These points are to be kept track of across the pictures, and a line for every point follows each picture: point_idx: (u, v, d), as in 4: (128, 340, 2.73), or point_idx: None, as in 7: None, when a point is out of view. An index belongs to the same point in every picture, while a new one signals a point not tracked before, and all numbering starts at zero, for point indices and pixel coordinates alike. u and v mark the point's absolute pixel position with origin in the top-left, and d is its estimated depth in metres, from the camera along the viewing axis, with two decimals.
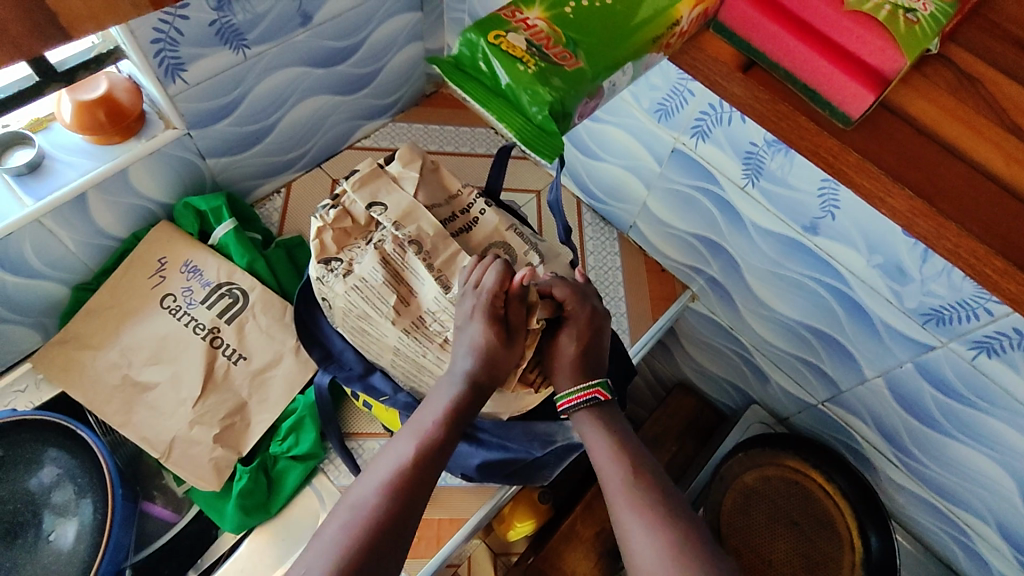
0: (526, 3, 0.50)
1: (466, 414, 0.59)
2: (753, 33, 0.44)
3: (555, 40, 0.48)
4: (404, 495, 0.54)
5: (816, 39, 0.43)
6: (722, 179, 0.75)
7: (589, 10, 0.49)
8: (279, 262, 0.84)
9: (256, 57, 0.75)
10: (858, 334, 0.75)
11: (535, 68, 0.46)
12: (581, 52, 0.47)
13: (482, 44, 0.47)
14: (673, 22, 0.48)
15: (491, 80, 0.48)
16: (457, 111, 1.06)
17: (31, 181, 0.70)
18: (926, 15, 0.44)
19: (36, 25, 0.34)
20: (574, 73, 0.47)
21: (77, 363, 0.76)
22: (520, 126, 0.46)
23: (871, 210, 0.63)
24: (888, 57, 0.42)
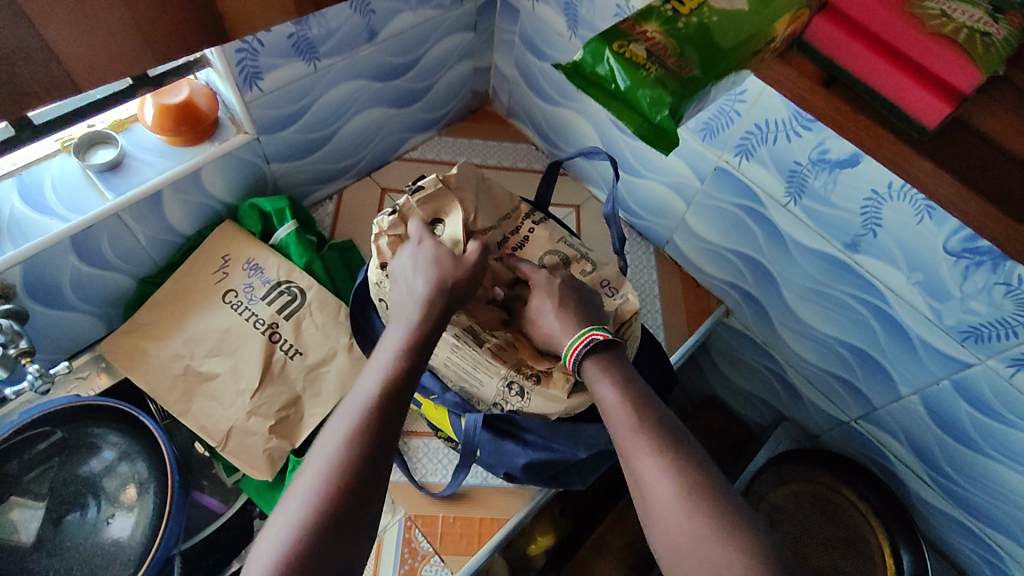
0: (644, 17, 0.48)
1: (414, 366, 0.56)
2: (838, 51, 0.43)
3: (670, 50, 0.46)
4: (362, 461, 0.49)
5: (897, 59, 0.41)
6: (765, 197, 0.79)
7: (703, 23, 0.47)
8: (335, 264, 0.89)
9: (325, 69, 0.80)
10: (896, 351, 0.77)
11: (656, 74, 0.45)
12: (698, 61, 0.46)
13: (606, 52, 0.46)
14: (770, 39, 0.46)
15: (609, 86, 0.47)
16: (499, 127, 1.10)
17: (112, 178, 0.75)
18: (1001, 38, 0.41)
19: (205, 24, 0.41)
20: (691, 79, 0.45)
21: (142, 352, 0.79)
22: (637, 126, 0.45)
23: (914, 227, 0.66)
24: (967, 74, 0.40)
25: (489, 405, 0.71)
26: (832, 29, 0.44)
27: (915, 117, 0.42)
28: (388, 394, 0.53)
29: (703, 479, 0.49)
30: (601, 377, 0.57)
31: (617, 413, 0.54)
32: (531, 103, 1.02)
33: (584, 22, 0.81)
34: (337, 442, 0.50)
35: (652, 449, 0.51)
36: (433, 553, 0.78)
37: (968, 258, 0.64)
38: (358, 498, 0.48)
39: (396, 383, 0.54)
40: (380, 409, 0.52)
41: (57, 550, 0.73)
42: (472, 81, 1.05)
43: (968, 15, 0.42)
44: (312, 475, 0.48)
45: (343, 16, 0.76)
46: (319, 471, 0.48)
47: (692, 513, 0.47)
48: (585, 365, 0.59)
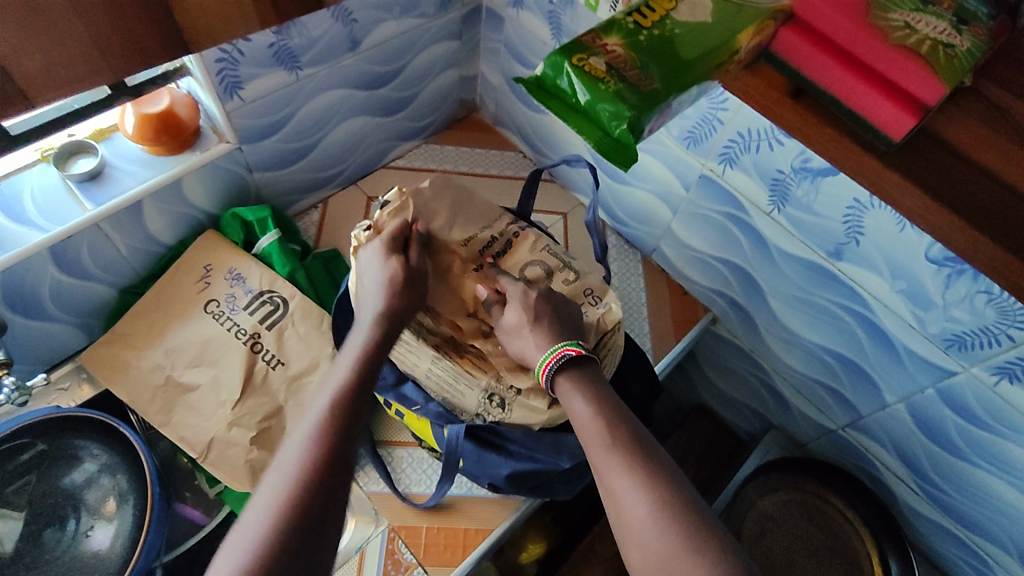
0: (606, 30, 0.48)
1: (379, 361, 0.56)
2: (805, 62, 0.43)
3: (630, 63, 0.46)
4: (338, 447, 0.48)
5: (864, 70, 0.41)
6: (749, 205, 0.79)
7: (665, 36, 0.48)
8: (319, 274, 0.88)
9: (307, 78, 0.80)
10: (881, 360, 0.77)
11: (614, 87, 0.45)
12: (657, 74, 0.46)
13: (566, 66, 0.46)
14: (734, 49, 0.46)
15: (571, 100, 0.47)
16: (486, 135, 1.10)
17: (92, 188, 0.74)
18: (963, 50, 0.41)
19: (166, 34, 0.41)
20: (650, 93, 0.45)
21: (122, 362, 0.79)
22: (597, 139, 0.45)
23: (896, 235, 0.66)
24: (927, 85, 0.39)
25: (472, 416, 0.71)
26: (796, 41, 0.43)
27: (877, 127, 0.41)
28: (357, 385, 0.52)
29: (673, 492, 0.48)
30: (572, 392, 0.57)
31: (589, 428, 0.54)
32: (517, 111, 1.02)
33: (567, 31, 0.81)
34: (311, 430, 0.48)
35: (623, 461, 0.51)
36: (417, 564, 0.77)
37: (949, 266, 0.63)
38: (336, 478, 0.46)
39: (364, 376, 0.54)
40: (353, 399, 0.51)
41: (36, 564, 0.71)
42: (458, 89, 1.05)
43: (932, 26, 0.41)
44: (290, 456, 0.47)
45: (324, 25, 0.76)
46: (296, 458, 0.46)
47: (666, 525, 0.47)
48: (558, 380, 0.59)
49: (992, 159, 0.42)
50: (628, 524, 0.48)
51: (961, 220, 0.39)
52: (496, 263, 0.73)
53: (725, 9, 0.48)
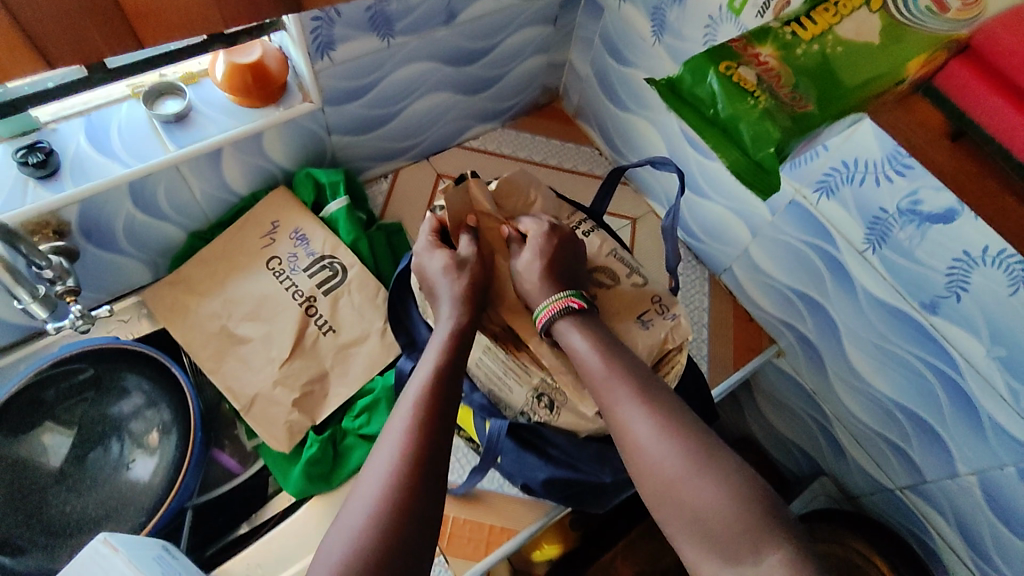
0: (760, 38, 0.47)
1: (451, 385, 0.55)
2: (970, 101, 0.38)
3: (781, 79, 0.45)
4: (416, 476, 0.48)
5: None
6: (841, 240, 0.73)
7: (817, 54, 0.44)
8: (380, 245, 0.87)
9: (398, 46, 0.78)
10: (960, 427, 0.71)
11: (762, 104, 0.44)
12: (812, 96, 0.44)
13: (712, 76, 0.46)
14: (896, 81, 0.42)
15: (711, 112, 0.48)
16: (566, 128, 1.07)
17: (176, 130, 0.75)
18: None
19: None
20: (802, 116, 0.44)
21: (182, 306, 0.80)
22: (736, 160, 0.46)
23: (1004, 297, 0.60)
24: None
25: (516, 413, 0.68)
26: (968, 75, 0.38)
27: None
28: (433, 391, 0.53)
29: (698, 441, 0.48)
30: (576, 334, 0.58)
31: (623, 397, 0.52)
32: (603, 107, 0.99)
33: (671, 30, 0.77)
34: (390, 452, 0.49)
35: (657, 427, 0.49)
36: (439, 552, 0.76)
37: None
38: (428, 485, 0.48)
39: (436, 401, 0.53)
40: (427, 425, 0.51)
41: (78, 487, 0.74)
42: (545, 76, 1.02)
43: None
44: (381, 466, 0.48)
45: None
46: (386, 466, 0.48)
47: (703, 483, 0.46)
48: (558, 326, 0.59)
49: None
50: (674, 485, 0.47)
51: None
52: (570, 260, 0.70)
53: (891, 30, 0.43)
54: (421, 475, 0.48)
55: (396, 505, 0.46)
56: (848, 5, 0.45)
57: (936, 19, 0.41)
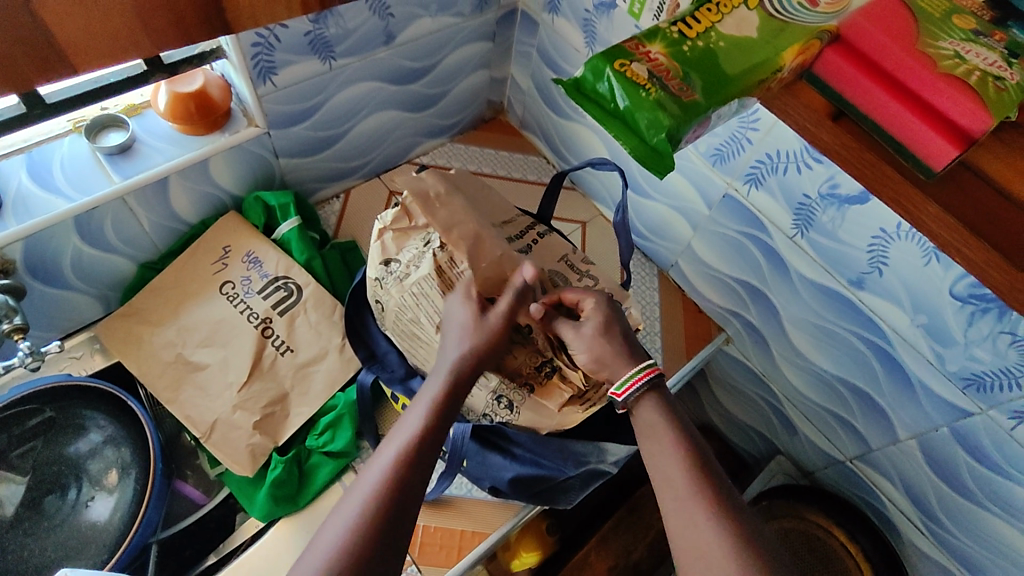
0: (649, 36, 0.50)
1: (415, 481, 0.50)
2: (846, 84, 0.42)
3: (672, 71, 0.48)
4: (397, 508, 0.49)
5: (907, 95, 0.40)
6: (772, 228, 0.78)
7: (705, 49, 0.48)
8: (335, 263, 0.88)
9: (339, 68, 0.80)
10: (895, 393, 0.76)
11: (654, 96, 0.46)
12: (698, 85, 0.47)
13: (608, 69, 0.48)
14: (775, 68, 0.46)
15: (609, 104, 0.49)
16: (512, 139, 1.10)
17: (120, 161, 0.75)
18: (1015, 83, 0.39)
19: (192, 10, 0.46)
20: (690, 104, 0.46)
21: (136, 337, 0.79)
22: (635, 146, 0.47)
23: (920, 269, 0.65)
24: (974, 115, 0.39)
25: (479, 415, 0.70)
26: (845, 64, 0.43)
27: (920, 157, 0.40)
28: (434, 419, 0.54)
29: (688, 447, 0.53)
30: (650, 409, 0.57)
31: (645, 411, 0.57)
32: (544, 115, 1.02)
33: (601, 40, 0.81)
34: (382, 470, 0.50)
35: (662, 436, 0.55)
36: (411, 562, 0.77)
37: (974, 304, 0.62)
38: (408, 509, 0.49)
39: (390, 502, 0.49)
40: (415, 461, 0.51)
41: (34, 530, 0.72)
42: (488, 91, 1.05)
43: (984, 58, 0.40)
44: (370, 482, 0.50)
45: (361, 18, 0.76)
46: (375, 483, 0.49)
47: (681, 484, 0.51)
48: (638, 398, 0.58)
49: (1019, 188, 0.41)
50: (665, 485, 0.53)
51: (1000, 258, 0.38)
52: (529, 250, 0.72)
53: (770, 26, 0.48)
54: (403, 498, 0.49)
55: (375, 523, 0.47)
56: (728, 4, 0.49)
57: (809, 13, 0.47)
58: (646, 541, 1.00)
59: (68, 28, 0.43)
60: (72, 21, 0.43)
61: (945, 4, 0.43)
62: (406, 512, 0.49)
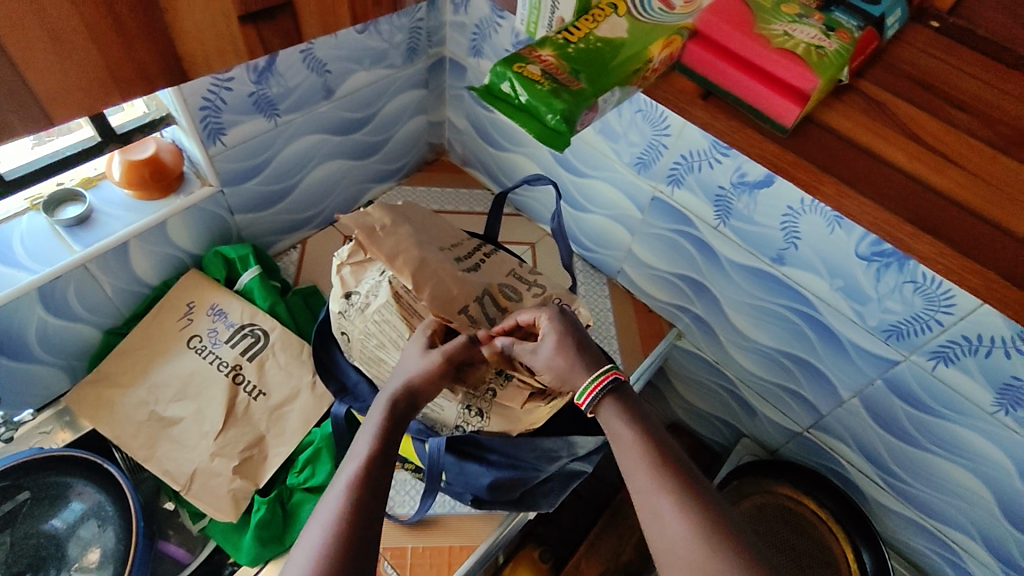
0: (540, 44, 0.58)
1: (375, 502, 0.53)
2: (709, 70, 0.61)
3: (561, 68, 0.56)
4: (359, 525, 0.52)
5: (756, 72, 0.57)
6: (698, 221, 0.86)
7: (588, 49, 0.58)
8: (298, 307, 0.91)
9: (285, 124, 0.86)
10: (831, 356, 0.82)
11: (549, 87, 0.54)
12: (584, 77, 0.56)
13: (508, 72, 0.55)
14: (647, 59, 0.59)
15: (514, 100, 0.56)
16: (456, 176, 1.17)
17: (80, 231, 0.78)
18: (832, 51, 0.56)
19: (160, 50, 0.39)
20: (578, 92, 0.55)
21: (107, 401, 0.80)
22: (537, 129, 0.54)
23: (828, 237, 0.72)
24: (805, 78, 0.55)
25: (453, 428, 0.73)
26: (703, 54, 0.60)
27: (776, 118, 0.58)
28: (383, 440, 0.57)
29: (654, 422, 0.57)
30: (611, 412, 0.59)
31: (610, 413, 0.59)
32: (483, 150, 1.10)
33: None
34: (338, 493, 0.53)
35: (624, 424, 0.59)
36: None
37: (876, 261, 0.70)
38: (371, 526, 0.52)
39: (353, 527, 0.51)
40: (369, 480, 0.54)
41: None
42: (428, 134, 1.13)
43: (806, 33, 0.57)
44: (330, 507, 0.52)
45: (300, 76, 0.83)
46: (334, 507, 0.52)
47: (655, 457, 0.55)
48: (599, 405, 0.60)
49: (857, 137, 0.59)
50: (631, 469, 0.56)
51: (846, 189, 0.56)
52: (481, 266, 0.77)
53: (639, 27, 0.60)
54: (365, 515, 0.52)
55: (339, 542, 0.50)
56: (601, 15, 0.60)
57: (666, 13, 0.61)
58: (634, 541, 1.03)
59: (48, 83, 0.35)
60: (51, 74, 0.35)
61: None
62: (370, 536, 0.52)
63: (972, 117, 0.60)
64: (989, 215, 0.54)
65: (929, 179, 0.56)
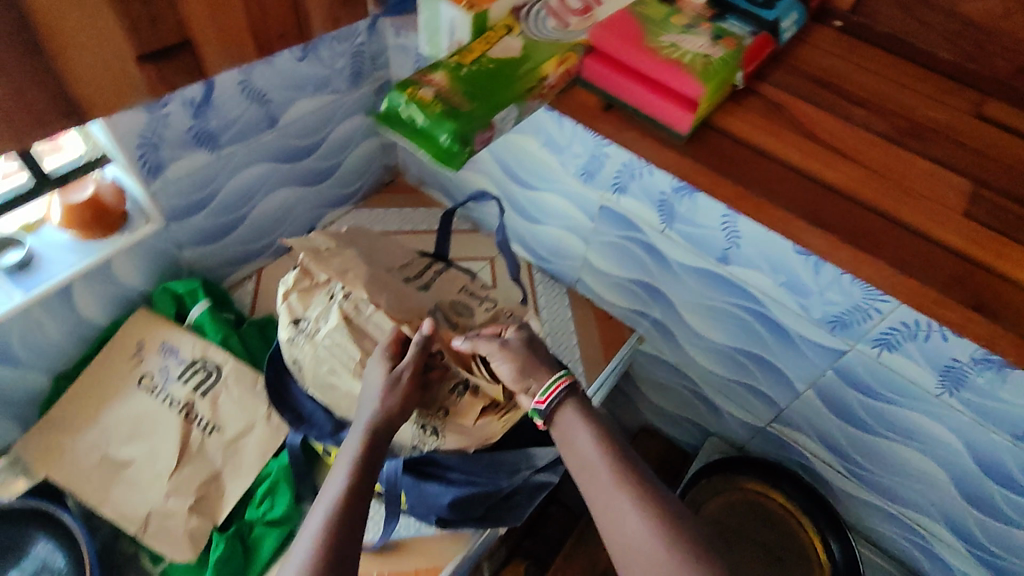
0: (433, 69, 0.62)
1: (351, 531, 0.54)
2: (606, 84, 0.61)
3: (453, 92, 0.59)
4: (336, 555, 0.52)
5: (647, 82, 0.59)
6: (645, 226, 0.87)
7: (481, 71, 0.61)
8: (253, 338, 0.91)
9: (228, 156, 0.86)
10: (783, 350, 0.84)
11: (439, 109, 0.57)
12: (474, 99, 0.59)
13: (402, 97, 0.58)
14: (541, 77, 0.60)
15: (412, 124, 0.59)
16: (413, 196, 1.17)
17: (21, 277, 0.76)
18: (718, 59, 0.58)
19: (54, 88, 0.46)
20: (465, 112, 0.57)
21: (58, 448, 0.79)
22: (430, 149, 0.57)
23: (766, 234, 0.74)
24: (688, 84, 0.57)
25: (410, 449, 0.73)
26: (601, 68, 0.61)
27: (673, 126, 0.59)
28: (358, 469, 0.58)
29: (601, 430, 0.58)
30: (570, 418, 0.62)
31: (567, 419, 0.61)
32: (437, 169, 1.11)
33: None
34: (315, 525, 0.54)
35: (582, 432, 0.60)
36: None
37: (814, 254, 0.71)
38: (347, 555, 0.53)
39: (328, 562, 0.51)
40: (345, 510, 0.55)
41: None
42: (381, 156, 1.13)
43: (692, 43, 0.59)
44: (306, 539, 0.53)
45: (240, 108, 0.83)
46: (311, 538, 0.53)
47: None
48: (558, 410, 0.62)
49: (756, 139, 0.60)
50: (589, 476, 0.58)
51: (746, 196, 0.57)
52: (429, 285, 0.77)
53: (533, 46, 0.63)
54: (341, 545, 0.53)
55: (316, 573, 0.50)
56: (495, 36, 0.64)
57: (556, 30, 0.65)
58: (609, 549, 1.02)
59: None
60: None
61: (665, 11, 0.63)
62: (345, 572, 0.51)
63: (868, 112, 0.62)
64: (881, 209, 0.56)
65: (837, 184, 0.57)
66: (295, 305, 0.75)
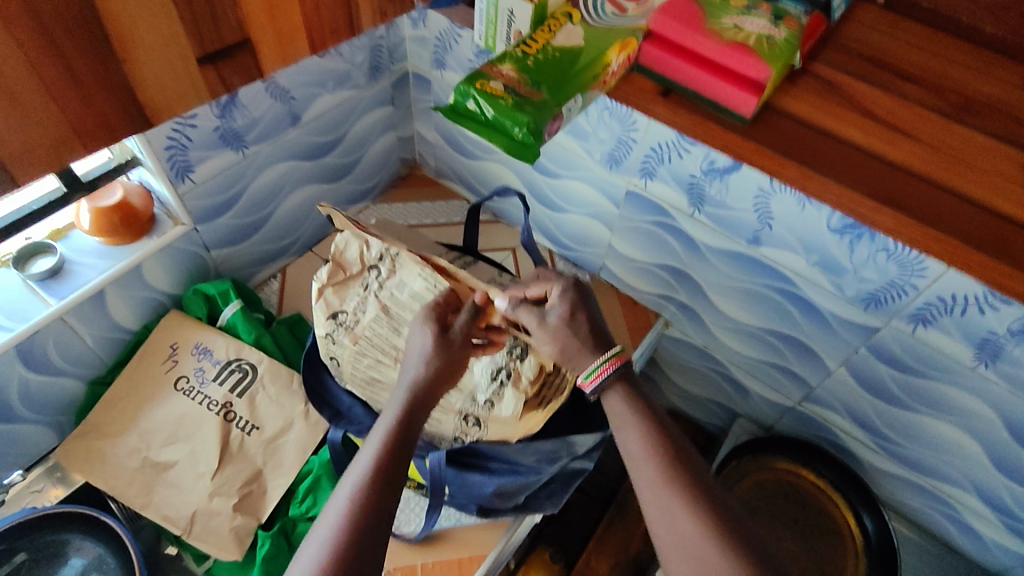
0: (499, 60, 0.62)
1: (382, 510, 0.51)
2: (665, 67, 0.65)
3: (521, 83, 0.60)
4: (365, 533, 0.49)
5: (709, 66, 0.62)
6: (672, 210, 0.87)
7: (545, 58, 0.62)
8: (285, 336, 0.91)
9: (254, 155, 0.85)
10: (815, 330, 0.84)
11: (512, 101, 0.58)
12: (544, 87, 0.60)
13: (472, 90, 0.59)
14: (606, 64, 0.62)
15: (481, 116, 0.59)
16: (431, 189, 1.17)
17: (53, 284, 0.76)
18: (781, 40, 0.61)
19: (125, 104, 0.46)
20: (540, 103, 0.58)
21: (98, 453, 0.79)
22: (506, 143, 0.58)
23: (799, 215, 0.73)
24: (758, 68, 0.59)
25: (450, 441, 0.74)
26: (658, 53, 0.64)
27: (736, 109, 0.61)
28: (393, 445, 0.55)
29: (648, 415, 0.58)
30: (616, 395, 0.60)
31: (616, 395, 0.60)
32: (457, 162, 1.11)
33: None
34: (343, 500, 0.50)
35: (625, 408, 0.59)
36: None
37: (850, 233, 0.70)
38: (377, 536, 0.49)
39: (356, 539, 0.48)
40: (377, 486, 0.51)
41: None
42: (399, 150, 1.13)
43: (755, 24, 0.61)
44: (334, 513, 0.50)
45: (264, 106, 0.82)
46: (338, 514, 0.49)
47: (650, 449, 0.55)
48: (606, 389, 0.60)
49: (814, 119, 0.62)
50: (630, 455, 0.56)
51: (806, 170, 0.60)
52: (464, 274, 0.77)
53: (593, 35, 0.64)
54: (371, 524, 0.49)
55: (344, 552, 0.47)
56: (557, 24, 0.65)
57: (617, 16, 0.66)
58: (641, 532, 1.03)
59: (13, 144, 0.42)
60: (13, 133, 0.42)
61: None
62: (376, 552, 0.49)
63: (918, 86, 0.64)
64: (951, 184, 0.58)
65: (904, 162, 0.59)
66: (331, 298, 0.74)
